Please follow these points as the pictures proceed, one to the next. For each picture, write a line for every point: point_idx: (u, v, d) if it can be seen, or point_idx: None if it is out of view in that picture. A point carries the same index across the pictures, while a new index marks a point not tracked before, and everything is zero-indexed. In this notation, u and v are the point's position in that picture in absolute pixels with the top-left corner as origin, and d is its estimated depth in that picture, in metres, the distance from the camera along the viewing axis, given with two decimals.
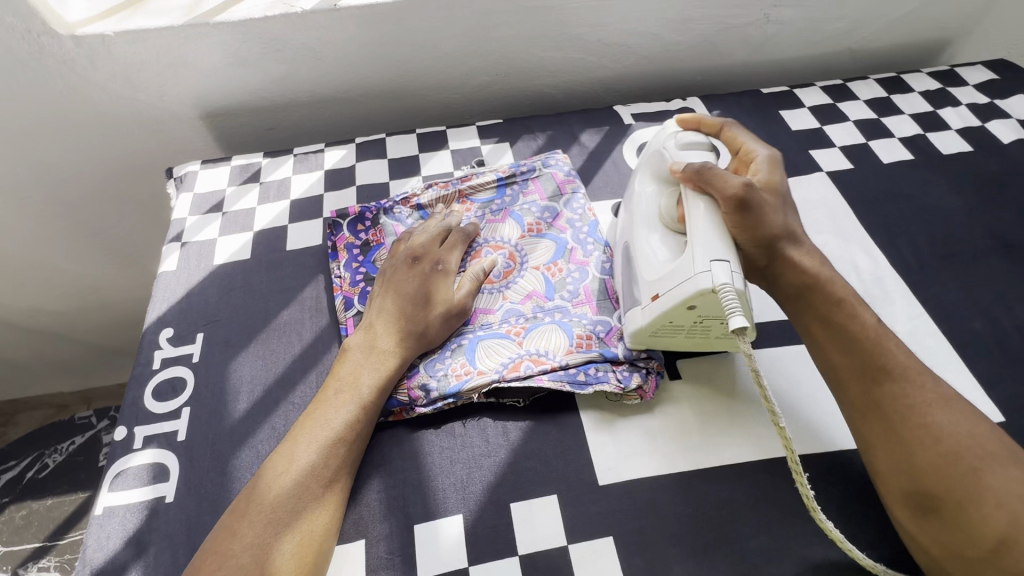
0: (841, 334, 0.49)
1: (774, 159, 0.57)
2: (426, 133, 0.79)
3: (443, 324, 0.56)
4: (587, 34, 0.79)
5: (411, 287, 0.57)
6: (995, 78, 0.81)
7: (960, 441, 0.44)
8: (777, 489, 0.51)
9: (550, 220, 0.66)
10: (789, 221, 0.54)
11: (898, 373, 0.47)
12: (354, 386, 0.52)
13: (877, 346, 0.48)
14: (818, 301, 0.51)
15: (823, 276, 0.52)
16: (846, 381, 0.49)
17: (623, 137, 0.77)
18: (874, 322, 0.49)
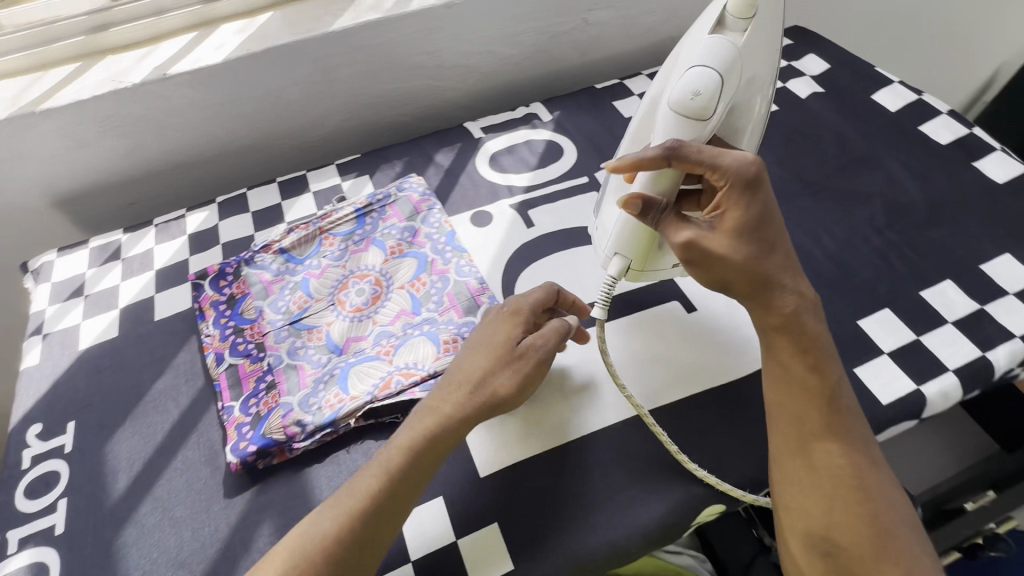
0: (797, 382, 0.50)
1: (758, 177, 0.48)
2: (287, 180, 0.80)
3: (505, 380, 0.52)
4: (425, 61, 0.84)
5: (483, 341, 0.54)
6: (790, 42, 0.92)
7: (879, 501, 0.46)
8: (646, 443, 0.55)
9: (410, 238, 0.69)
10: (754, 259, 0.50)
11: (847, 435, 0.48)
12: (395, 451, 0.49)
13: (834, 404, 0.49)
14: (784, 351, 0.51)
15: (793, 325, 0.50)
16: (799, 428, 0.49)
17: (475, 151, 0.81)
18: (835, 380, 0.50)
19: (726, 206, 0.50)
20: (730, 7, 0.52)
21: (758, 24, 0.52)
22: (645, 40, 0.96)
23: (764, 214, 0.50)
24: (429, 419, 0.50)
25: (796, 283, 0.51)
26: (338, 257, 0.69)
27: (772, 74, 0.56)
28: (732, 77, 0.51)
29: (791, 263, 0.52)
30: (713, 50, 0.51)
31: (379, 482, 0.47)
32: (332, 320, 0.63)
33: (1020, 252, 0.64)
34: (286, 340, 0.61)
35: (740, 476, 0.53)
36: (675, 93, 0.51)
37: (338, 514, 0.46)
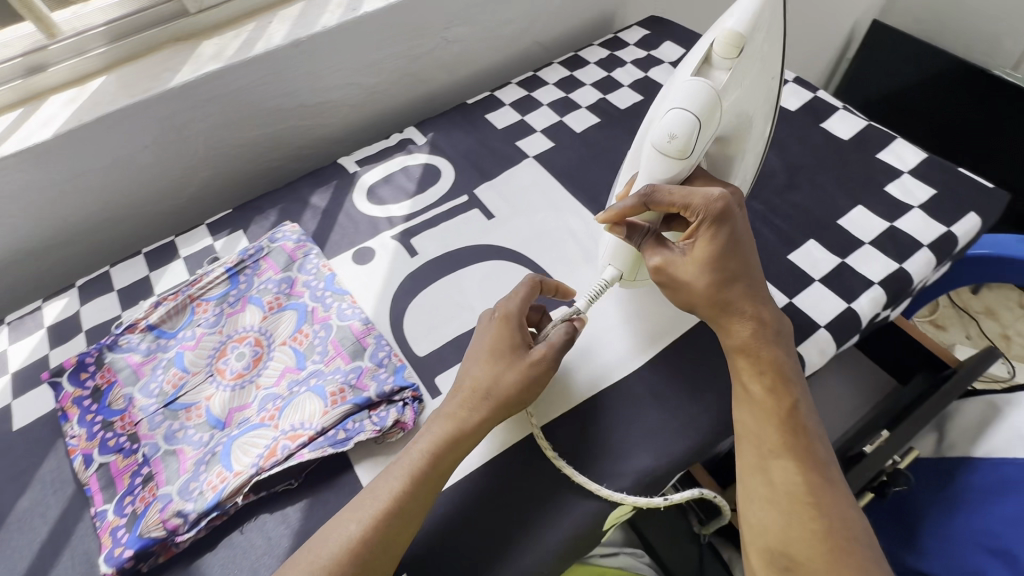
0: (759, 400, 0.51)
1: (722, 213, 0.50)
2: (154, 250, 0.75)
3: (514, 373, 0.51)
4: (285, 103, 0.81)
5: (486, 348, 0.54)
6: (647, 33, 0.95)
7: (832, 520, 0.45)
8: (547, 459, 0.54)
9: (288, 290, 0.66)
10: (721, 287, 0.52)
11: (807, 452, 0.48)
12: (412, 461, 0.49)
13: (796, 421, 0.49)
14: (744, 370, 0.52)
15: (753, 346, 0.52)
16: (759, 441, 0.50)
17: (352, 186, 0.79)
18: (792, 402, 0.50)
19: (696, 238, 0.52)
20: (718, 44, 0.51)
21: (746, 62, 0.52)
22: (511, 49, 0.96)
23: (726, 246, 0.51)
24: (449, 426, 0.50)
25: (764, 308, 0.53)
26: (213, 323, 0.65)
27: (757, 107, 0.56)
28: (712, 121, 0.52)
29: (759, 291, 0.53)
30: (696, 93, 0.51)
31: (383, 509, 0.46)
32: (211, 393, 0.59)
33: (870, 203, 0.68)
34: (161, 425, 0.57)
35: (640, 472, 0.52)
36: (655, 133, 0.52)
37: (362, 518, 0.46)
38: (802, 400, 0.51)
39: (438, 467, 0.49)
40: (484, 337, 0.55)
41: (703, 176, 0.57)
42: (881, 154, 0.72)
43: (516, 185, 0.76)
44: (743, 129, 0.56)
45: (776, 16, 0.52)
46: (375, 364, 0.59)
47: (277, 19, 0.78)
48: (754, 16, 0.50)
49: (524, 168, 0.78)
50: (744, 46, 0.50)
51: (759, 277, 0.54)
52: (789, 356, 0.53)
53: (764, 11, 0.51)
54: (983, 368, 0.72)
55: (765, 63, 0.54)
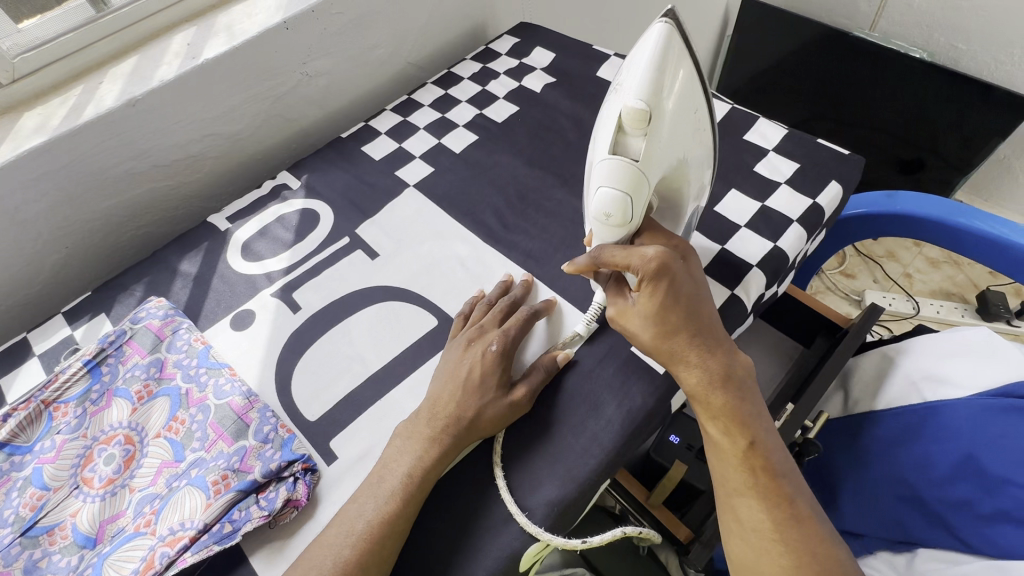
0: (719, 443, 0.50)
1: (655, 270, 0.48)
2: (4, 351, 0.67)
3: (496, 407, 0.52)
4: (137, 166, 0.75)
5: (472, 382, 0.53)
6: (517, 40, 0.95)
7: (801, 555, 0.45)
8: (454, 506, 0.52)
9: (158, 374, 0.61)
10: (668, 339, 0.50)
11: (772, 491, 0.47)
12: (365, 510, 0.48)
13: (758, 461, 0.48)
14: (700, 414, 0.51)
15: (704, 393, 0.50)
16: (726, 481, 0.49)
17: (224, 245, 0.74)
18: (752, 443, 0.49)
19: (641, 292, 0.50)
20: (624, 117, 0.46)
21: (662, 126, 0.46)
22: (383, 74, 0.93)
23: (667, 300, 0.49)
24: (433, 451, 0.50)
25: (717, 350, 0.50)
26: (75, 426, 0.58)
27: (691, 150, 0.51)
28: (643, 190, 0.48)
29: (707, 335, 0.50)
30: (616, 173, 0.47)
31: (361, 542, 0.46)
32: (78, 507, 0.53)
33: (742, 185, 0.70)
34: (19, 558, 0.50)
35: (548, 504, 0.51)
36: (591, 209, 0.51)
37: (354, 539, 0.46)
38: (764, 436, 0.50)
39: (425, 486, 0.50)
40: (472, 367, 0.54)
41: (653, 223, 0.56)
42: (747, 136, 0.74)
43: (399, 218, 0.73)
44: (682, 173, 0.52)
45: (680, 63, 0.46)
46: (260, 441, 0.55)
47: (108, 78, 0.72)
48: (653, 80, 0.45)
49: (406, 198, 0.75)
50: (651, 116, 0.45)
51: (709, 317, 0.51)
52: (747, 393, 0.51)
53: (663, 68, 0.45)
54: (869, 323, 0.75)
55: (687, 109, 0.48)
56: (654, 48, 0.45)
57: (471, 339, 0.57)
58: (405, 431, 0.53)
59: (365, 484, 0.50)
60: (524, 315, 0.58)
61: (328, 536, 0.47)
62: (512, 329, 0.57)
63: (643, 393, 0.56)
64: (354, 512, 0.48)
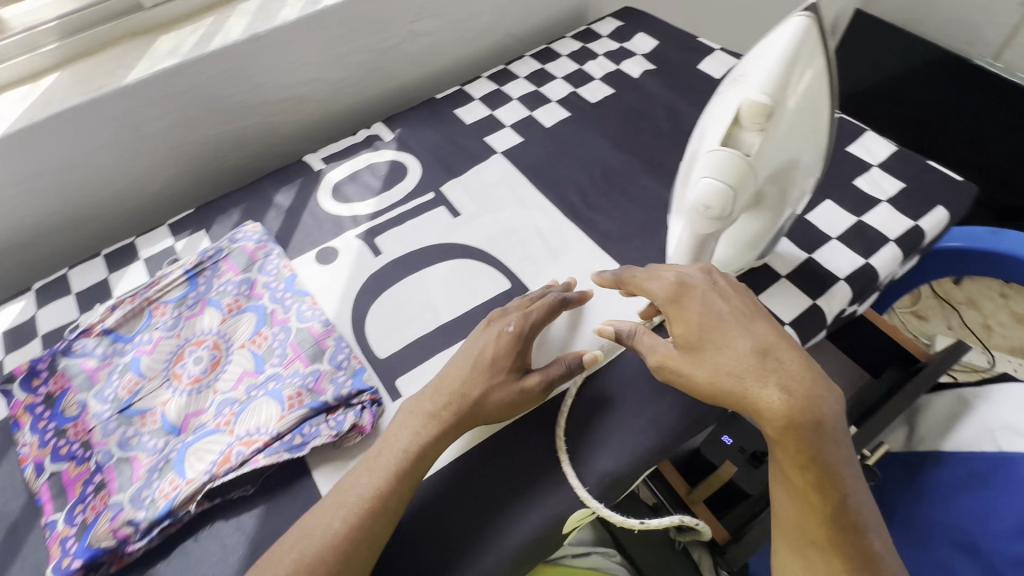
0: (801, 492, 0.43)
1: (675, 292, 0.50)
2: (114, 251, 0.73)
3: (501, 393, 0.51)
4: (248, 99, 0.79)
5: (481, 362, 0.53)
6: (620, 24, 0.94)
7: None
8: (506, 460, 0.53)
9: (248, 291, 0.65)
10: (724, 368, 0.45)
11: (859, 552, 0.42)
12: (362, 482, 0.48)
13: (843, 516, 0.42)
14: (781, 459, 0.44)
15: (789, 440, 0.43)
16: (805, 536, 0.43)
17: (316, 184, 0.77)
18: (841, 497, 0.42)
19: (675, 322, 0.49)
20: (742, 109, 0.43)
21: (782, 123, 0.44)
22: (482, 42, 0.94)
23: (705, 322, 0.48)
24: (432, 427, 0.50)
25: (799, 384, 0.44)
26: (171, 326, 0.63)
27: (803, 155, 0.47)
28: (750, 187, 0.45)
29: (788, 372, 0.44)
30: (725, 165, 0.44)
31: (353, 517, 0.46)
32: (167, 398, 0.58)
33: (838, 197, 0.67)
34: (114, 432, 0.56)
35: (600, 474, 0.52)
36: (688, 200, 0.47)
37: (344, 514, 0.46)
38: (852, 487, 0.43)
39: (420, 465, 0.49)
40: (484, 348, 0.53)
41: (741, 228, 0.53)
42: (850, 148, 0.72)
43: (483, 182, 0.75)
44: (785, 178, 0.49)
45: (809, 61, 0.44)
46: (334, 367, 0.58)
47: (236, 13, 0.77)
48: (781, 76, 0.43)
49: (492, 164, 0.77)
50: (774, 109, 0.42)
51: (777, 343, 0.46)
52: (838, 435, 0.44)
53: (792, 64, 0.42)
54: (950, 362, 0.71)
55: (810, 109, 0.45)
56: (787, 44, 0.43)
57: (492, 320, 0.56)
58: (401, 415, 0.52)
59: (369, 456, 0.50)
60: (551, 306, 0.56)
61: (324, 508, 0.47)
62: (534, 318, 0.55)
63: None
64: (349, 485, 0.48)
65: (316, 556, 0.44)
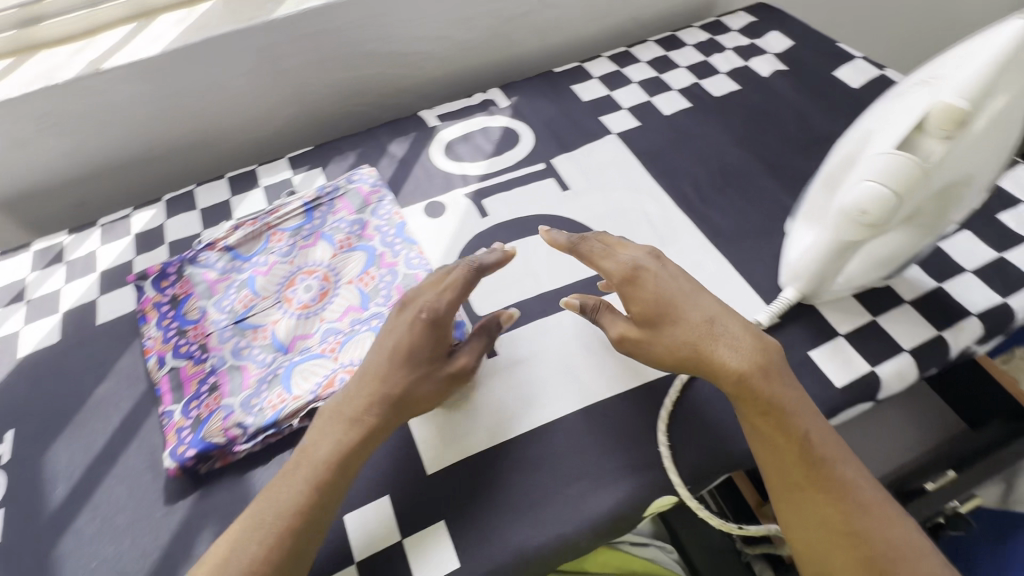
0: (771, 436, 0.47)
1: (630, 272, 0.52)
2: (237, 175, 0.77)
3: (427, 385, 0.51)
4: (377, 49, 0.81)
5: (395, 354, 0.50)
6: (754, 20, 0.90)
7: (872, 542, 0.44)
8: (594, 434, 0.53)
9: (359, 232, 0.67)
10: (682, 339, 0.49)
11: (834, 482, 0.45)
12: (284, 496, 0.46)
13: (812, 451, 0.46)
14: (744, 410, 0.48)
15: (746, 388, 0.47)
16: (785, 479, 0.46)
17: (430, 139, 0.79)
18: (804, 434, 0.47)
19: (631, 303, 0.51)
20: (932, 113, 0.43)
21: (969, 135, 0.43)
22: (607, 21, 0.93)
23: (661, 300, 0.50)
24: (354, 432, 0.48)
25: (746, 340, 0.49)
26: (285, 253, 0.66)
27: (975, 175, 0.47)
28: (916, 196, 0.45)
29: (734, 330, 0.49)
30: (897, 169, 0.44)
31: (273, 537, 0.44)
32: (278, 318, 0.61)
33: (978, 229, 0.63)
34: (229, 340, 0.60)
35: (689, 466, 0.51)
36: (843, 201, 0.47)
37: (263, 533, 0.44)
38: (812, 423, 0.47)
39: (344, 471, 0.48)
40: (402, 337, 0.50)
41: (884, 245, 0.52)
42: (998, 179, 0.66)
43: (595, 161, 0.74)
44: (949, 197, 0.48)
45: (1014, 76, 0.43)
46: None
47: None
48: (983, 84, 0.42)
49: (605, 144, 0.76)
50: (968, 119, 0.42)
51: (724, 311, 0.50)
52: (787, 378, 0.49)
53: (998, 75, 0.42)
54: None
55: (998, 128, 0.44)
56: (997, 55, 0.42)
57: (407, 305, 0.52)
58: (320, 419, 0.50)
59: (288, 464, 0.48)
60: (468, 288, 0.53)
61: (243, 531, 0.44)
62: (450, 303, 0.52)
63: (814, 394, 0.54)
64: (269, 502, 0.46)
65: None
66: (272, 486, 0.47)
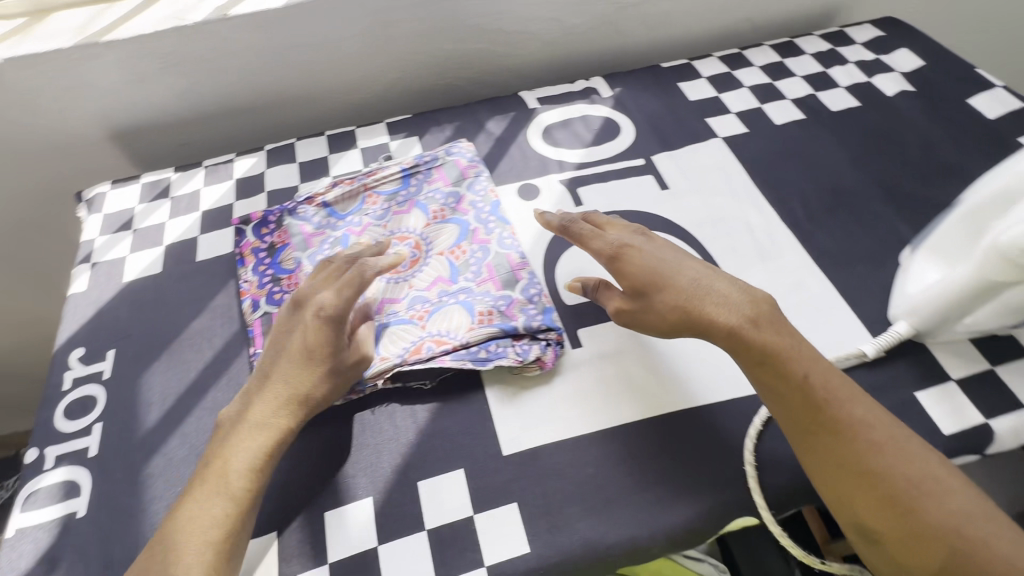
0: (777, 384, 0.48)
1: (616, 249, 0.54)
2: (336, 134, 0.79)
3: (329, 380, 0.51)
4: (486, 24, 0.80)
5: (304, 348, 0.51)
6: (881, 34, 0.85)
7: (896, 481, 0.43)
8: (676, 441, 0.52)
9: (454, 205, 0.67)
10: (668, 302, 0.51)
11: (846, 424, 0.45)
12: (199, 520, 0.45)
13: (817, 397, 0.46)
14: (744, 363, 0.49)
15: (740, 336, 0.49)
16: (796, 426, 0.47)
17: (528, 121, 0.78)
18: (804, 380, 0.47)
19: (622, 274, 0.53)
20: None
21: None
22: (721, 20, 0.89)
23: (649, 267, 0.53)
24: (265, 438, 0.49)
25: (736, 297, 0.51)
26: (380, 217, 0.67)
27: None
28: None
29: (720, 287, 0.51)
30: None
31: (196, 550, 0.44)
32: None
33: None
34: None
35: (773, 489, 0.49)
36: (1000, 237, 0.47)
37: (183, 550, 0.44)
38: (816, 372, 0.48)
39: (259, 480, 0.48)
40: (301, 336, 0.51)
41: None
42: None
43: (698, 163, 0.72)
44: None
45: None
46: (525, 299, 0.59)
47: None
48: None
49: (710, 147, 0.73)
50: None
51: (708, 273, 0.52)
52: (783, 326, 0.50)
53: None
54: None
55: None
56: None
57: (301, 304, 0.53)
58: (221, 437, 0.50)
59: (197, 484, 0.47)
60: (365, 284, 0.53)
61: (162, 562, 0.43)
62: (344, 300, 0.52)
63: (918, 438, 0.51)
64: (190, 517, 0.45)
65: None
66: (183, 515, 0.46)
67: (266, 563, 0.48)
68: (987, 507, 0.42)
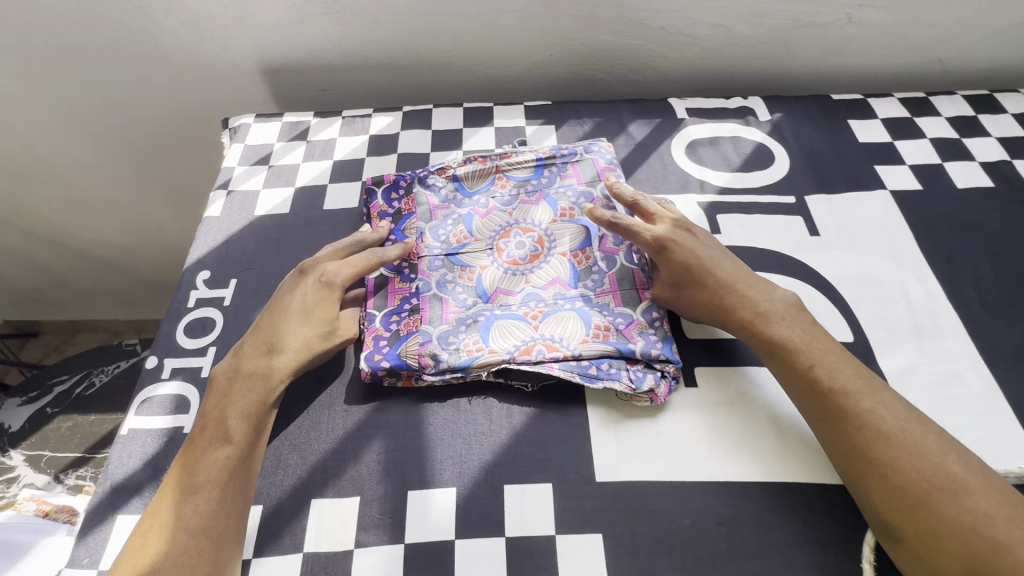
0: (789, 374, 0.49)
1: (660, 244, 0.55)
2: (473, 108, 0.77)
3: (319, 345, 0.54)
4: (651, 20, 0.75)
5: (305, 306, 0.54)
6: None
7: (912, 478, 0.42)
8: (787, 516, 0.47)
9: (584, 205, 0.64)
10: (702, 299, 0.54)
11: (851, 412, 0.46)
12: (205, 465, 0.47)
13: (825, 386, 0.47)
14: (761, 353, 0.52)
15: (754, 322, 0.51)
16: (810, 416, 0.48)
17: (674, 131, 0.73)
18: (808, 368, 0.48)
19: (664, 268, 0.55)
20: None
21: None
22: (910, 57, 0.79)
23: (687, 265, 0.54)
24: (261, 388, 0.51)
25: (756, 292, 0.53)
26: (507, 202, 0.65)
27: None
28: None
29: (744, 279, 0.54)
30: None
31: (205, 491, 0.45)
32: (486, 264, 0.60)
33: None
34: (438, 270, 0.60)
35: None
36: None
37: (191, 491, 0.45)
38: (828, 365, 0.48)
39: (256, 428, 0.50)
40: (301, 301, 0.54)
41: None
42: None
43: (857, 214, 0.65)
44: None
45: None
46: (646, 322, 0.56)
47: None
48: None
49: (874, 198, 0.66)
50: None
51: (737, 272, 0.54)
52: (801, 323, 0.51)
53: None
54: None
55: None
56: None
57: (305, 274, 0.56)
58: (214, 393, 0.51)
59: (198, 431, 0.49)
60: (367, 265, 0.57)
61: (174, 503, 0.45)
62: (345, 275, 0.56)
63: None
64: (198, 460, 0.47)
65: (179, 534, 0.43)
66: (188, 465, 0.47)
67: (343, 527, 0.48)
68: (1015, 509, 0.41)
